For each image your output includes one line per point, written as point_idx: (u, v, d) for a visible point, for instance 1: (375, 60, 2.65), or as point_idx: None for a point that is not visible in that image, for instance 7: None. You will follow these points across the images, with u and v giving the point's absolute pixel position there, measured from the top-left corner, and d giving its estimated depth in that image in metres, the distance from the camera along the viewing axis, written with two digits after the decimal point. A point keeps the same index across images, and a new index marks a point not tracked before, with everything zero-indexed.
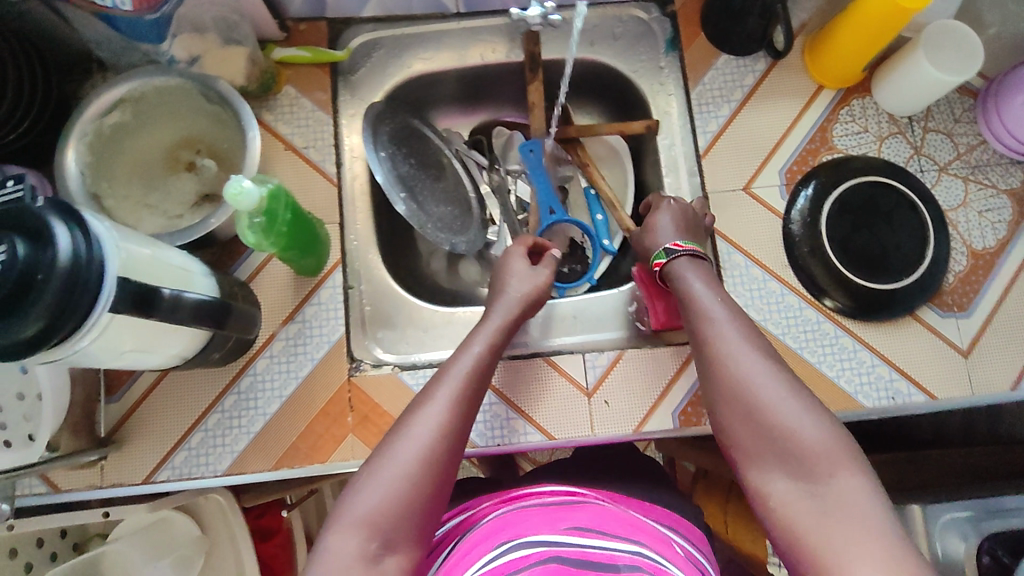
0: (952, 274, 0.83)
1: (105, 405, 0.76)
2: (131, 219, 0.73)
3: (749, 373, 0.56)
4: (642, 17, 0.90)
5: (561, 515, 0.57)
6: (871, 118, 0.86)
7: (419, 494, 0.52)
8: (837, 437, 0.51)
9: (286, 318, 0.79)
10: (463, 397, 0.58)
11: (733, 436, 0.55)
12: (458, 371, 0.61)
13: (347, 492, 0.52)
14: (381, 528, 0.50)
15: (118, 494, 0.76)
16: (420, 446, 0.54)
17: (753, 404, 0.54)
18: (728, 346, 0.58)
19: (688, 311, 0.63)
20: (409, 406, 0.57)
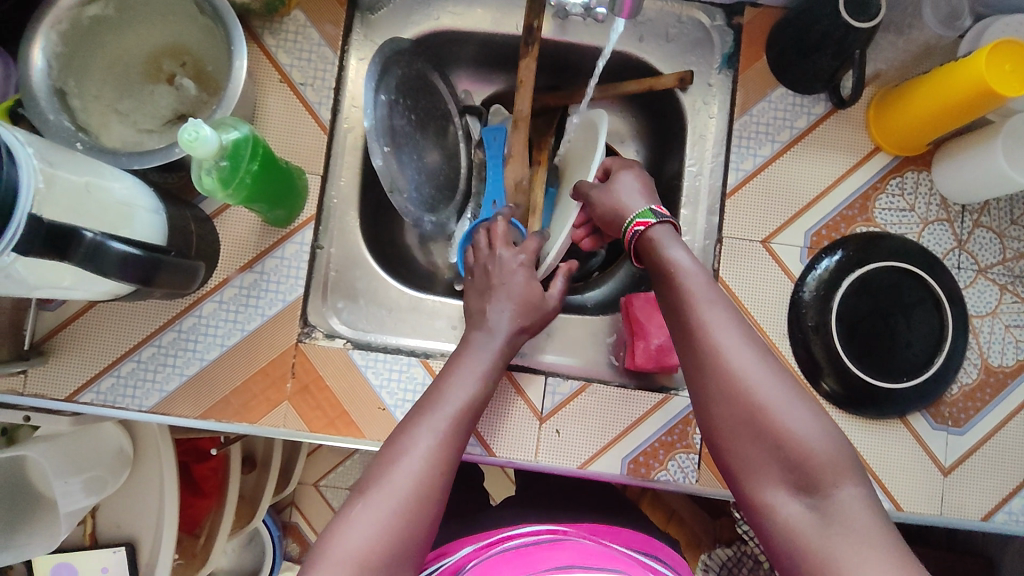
0: (958, 386, 0.76)
1: (37, 313, 0.72)
2: (95, 125, 0.68)
3: (741, 373, 0.53)
4: (704, 21, 0.81)
5: (540, 554, 0.55)
6: (921, 197, 0.78)
7: (413, 529, 0.52)
8: (830, 437, 0.51)
9: (244, 265, 0.74)
10: (454, 425, 0.60)
11: (728, 448, 0.53)
12: (451, 401, 0.61)
13: (334, 531, 0.51)
14: (371, 566, 0.49)
15: (39, 405, 0.73)
16: (411, 479, 0.54)
17: (748, 411, 0.52)
18: (719, 343, 0.55)
19: (672, 292, 0.59)
20: (395, 442, 0.58)
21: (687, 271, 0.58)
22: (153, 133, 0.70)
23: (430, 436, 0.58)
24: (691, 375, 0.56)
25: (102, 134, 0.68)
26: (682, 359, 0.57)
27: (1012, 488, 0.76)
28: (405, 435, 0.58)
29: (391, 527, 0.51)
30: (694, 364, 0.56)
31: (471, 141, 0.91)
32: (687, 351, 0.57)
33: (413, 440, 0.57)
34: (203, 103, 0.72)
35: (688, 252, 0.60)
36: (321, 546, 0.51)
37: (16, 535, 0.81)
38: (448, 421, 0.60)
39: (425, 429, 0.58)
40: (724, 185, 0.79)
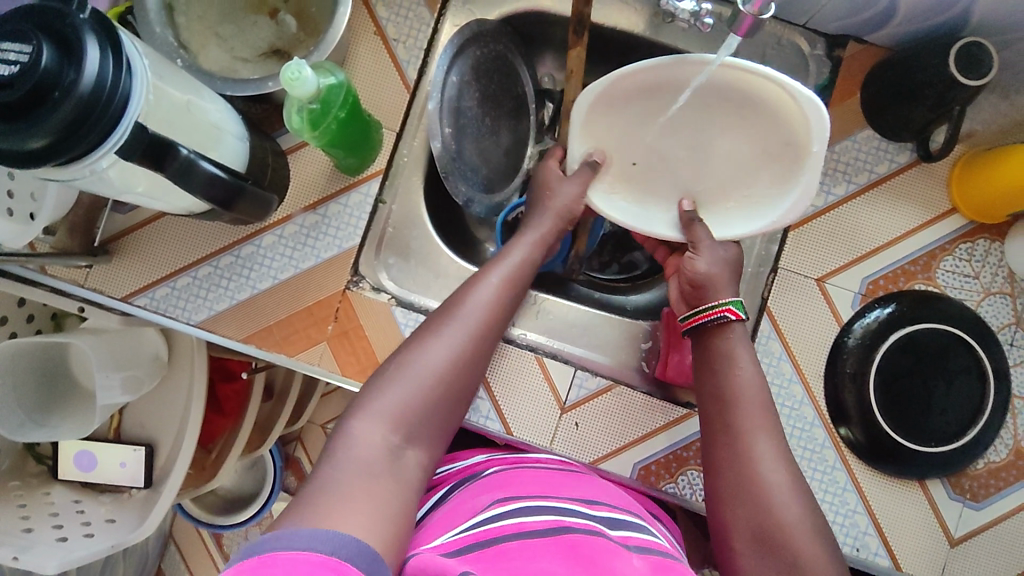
0: (984, 461, 0.75)
1: (110, 213, 0.75)
2: (195, 44, 0.70)
3: (775, 489, 0.56)
4: (804, 49, 0.80)
5: (564, 483, 0.60)
6: (988, 267, 0.76)
7: (450, 395, 0.58)
8: (825, 550, 0.55)
9: (309, 205, 0.76)
10: (498, 311, 0.64)
11: (739, 541, 0.57)
12: (494, 281, 0.65)
13: (376, 384, 0.56)
14: (406, 423, 0.54)
15: (97, 300, 0.76)
16: (455, 350, 0.59)
17: (771, 522, 0.55)
18: (758, 453, 0.58)
19: (726, 396, 0.62)
20: (440, 316, 0.61)
21: (742, 391, 0.61)
22: (248, 62, 0.72)
23: (475, 318, 0.62)
24: (723, 465, 0.60)
25: (200, 55, 0.70)
26: (713, 450, 0.61)
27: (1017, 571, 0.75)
28: (450, 310, 0.62)
29: (423, 390, 0.56)
30: (728, 464, 0.59)
31: (534, 124, 0.92)
32: (727, 454, 0.59)
33: (460, 315, 0.61)
34: (299, 42, 0.73)
35: (755, 371, 0.63)
36: (365, 396, 0.55)
37: (51, 417, 0.85)
38: (490, 308, 0.63)
39: (469, 302, 0.63)
40: None
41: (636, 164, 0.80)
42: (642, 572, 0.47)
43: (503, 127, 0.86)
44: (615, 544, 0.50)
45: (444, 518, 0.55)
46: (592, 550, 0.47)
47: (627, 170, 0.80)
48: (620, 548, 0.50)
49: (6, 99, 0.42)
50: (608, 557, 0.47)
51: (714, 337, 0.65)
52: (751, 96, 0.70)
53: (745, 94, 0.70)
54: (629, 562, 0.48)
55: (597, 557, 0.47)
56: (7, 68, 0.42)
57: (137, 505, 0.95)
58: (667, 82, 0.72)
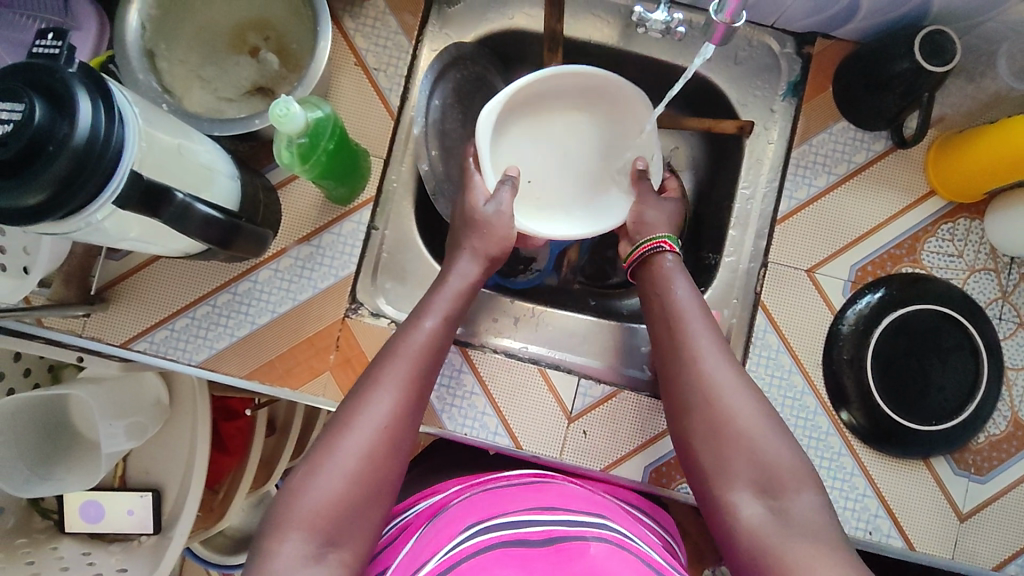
0: (985, 435, 0.77)
1: (104, 261, 0.75)
2: (179, 88, 0.70)
3: (721, 384, 0.59)
4: (773, 47, 0.82)
5: (525, 494, 0.61)
6: (971, 245, 0.78)
7: (372, 484, 0.56)
8: (782, 437, 0.57)
9: (302, 237, 0.76)
10: (413, 385, 0.61)
11: (699, 447, 0.59)
12: (407, 351, 0.63)
13: (293, 489, 0.55)
14: (323, 530, 0.53)
15: (96, 348, 0.76)
16: (367, 442, 0.57)
17: (721, 417, 0.58)
18: (698, 350, 0.61)
19: (669, 311, 0.65)
20: (354, 400, 0.59)
21: (683, 303, 0.65)
22: (232, 102, 0.73)
23: (387, 405, 0.59)
24: (679, 381, 0.61)
25: (185, 98, 0.71)
26: (663, 360, 0.64)
27: None
28: (364, 394, 0.60)
29: (338, 496, 0.54)
30: (676, 369, 0.62)
31: None
32: (674, 361, 0.62)
33: (371, 401, 0.59)
34: (282, 79, 0.74)
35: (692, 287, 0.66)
36: (284, 503, 0.55)
37: (55, 470, 0.84)
38: (402, 388, 0.60)
39: (386, 386, 0.60)
40: (775, 212, 0.80)
41: (530, 181, 0.83)
42: (600, 560, 0.49)
43: None
44: (574, 542, 0.52)
45: (424, 545, 0.56)
46: (551, 562, 0.50)
47: (527, 188, 0.83)
48: (578, 543, 0.52)
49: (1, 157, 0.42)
50: (564, 562, 0.49)
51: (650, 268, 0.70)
52: (574, 91, 0.80)
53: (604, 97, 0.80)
54: (585, 553, 0.50)
55: (558, 565, 0.49)
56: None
57: (148, 552, 0.94)
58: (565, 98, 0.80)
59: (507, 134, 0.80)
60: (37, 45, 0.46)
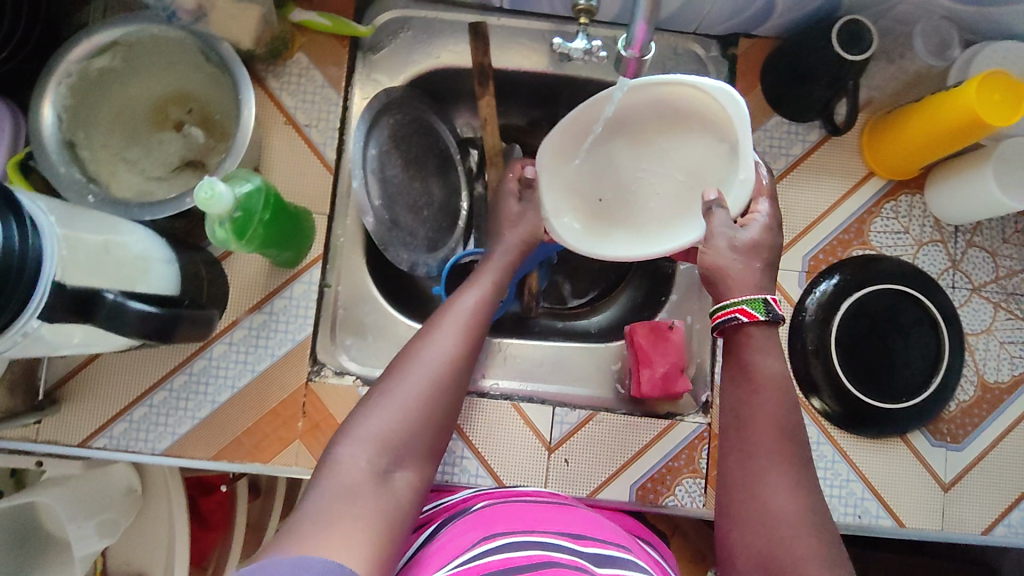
0: (955, 403, 0.78)
1: (49, 361, 0.72)
2: (105, 174, 0.68)
3: (778, 510, 0.51)
4: (699, 53, 0.83)
5: (553, 518, 0.56)
6: (915, 219, 0.80)
7: (432, 414, 0.55)
8: None
9: (253, 306, 0.74)
10: (472, 326, 0.62)
11: (735, 531, 0.54)
12: (467, 305, 0.64)
13: (361, 411, 0.54)
14: (394, 445, 0.52)
15: (53, 452, 0.73)
16: (435, 367, 0.57)
17: (771, 547, 0.50)
18: (765, 458, 0.54)
19: (744, 402, 0.57)
20: (416, 336, 0.60)
21: (761, 399, 0.56)
22: (162, 180, 0.71)
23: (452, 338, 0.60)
24: (737, 485, 0.55)
25: (112, 184, 0.68)
26: (728, 455, 0.57)
27: (1011, 500, 0.77)
28: (427, 331, 0.61)
29: (410, 412, 0.54)
30: (739, 472, 0.55)
31: (466, 173, 0.92)
32: (738, 462, 0.55)
33: (435, 338, 0.59)
34: (210, 150, 0.72)
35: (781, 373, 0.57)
36: (352, 422, 0.53)
37: None
38: (463, 329, 0.61)
39: (447, 325, 0.61)
40: None
41: (603, 199, 0.78)
42: None
43: (430, 184, 0.86)
44: None
45: (434, 554, 0.52)
46: None
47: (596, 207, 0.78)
48: None
49: None
50: None
51: (738, 338, 0.59)
52: (650, 104, 0.72)
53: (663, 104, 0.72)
54: None
55: None
56: None
57: None
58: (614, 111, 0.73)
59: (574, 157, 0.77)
60: None
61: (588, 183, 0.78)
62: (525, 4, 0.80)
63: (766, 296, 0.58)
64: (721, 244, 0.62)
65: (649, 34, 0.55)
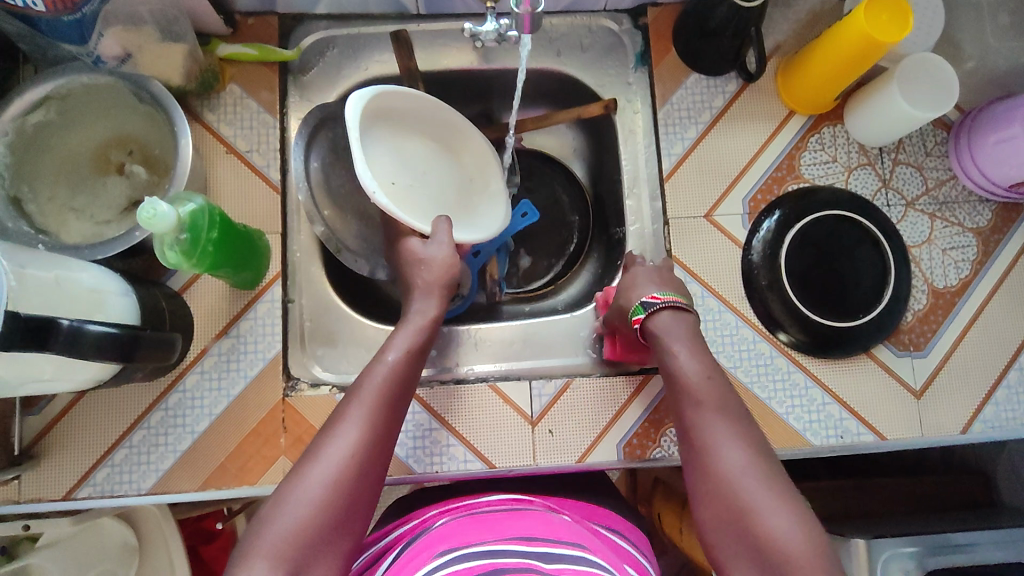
0: (911, 313, 0.81)
1: (23, 418, 0.72)
2: (54, 225, 0.69)
3: (728, 464, 0.55)
4: (613, 28, 0.87)
5: (505, 522, 0.59)
6: (841, 148, 0.83)
7: (341, 510, 0.53)
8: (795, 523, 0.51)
9: (219, 332, 0.75)
10: (382, 406, 0.59)
11: (696, 497, 0.57)
12: (374, 387, 0.60)
13: (262, 521, 0.52)
14: (290, 557, 0.50)
15: (38, 510, 0.72)
16: (338, 463, 0.54)
17: (729, 500, 0.54)
18: (706, 421, 0.58)
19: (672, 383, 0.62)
20: (321, 431, 0.57)
21: (687, 377, 0.61)
22: (111, 222, 0.72)
23: (353, 431, 0.56)
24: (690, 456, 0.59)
25: (61, 233, 0.69)
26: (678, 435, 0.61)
27: (982, 397, 0.80)
28: (334, 422, 0.57)
29: (311, 520, 0.52)
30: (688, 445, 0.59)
31: None
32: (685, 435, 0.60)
33: (337, 431, 0.56)
34: (155, 186, 0.74)
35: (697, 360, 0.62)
36: (251, 535, 0.52)
37: None
38: (372, 414, 0.58)
39: (353, 418, 0.57)
40: (660, 171, 0.84)
41: (396, 184, 0.78)
42: None
43: None
44: None
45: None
46: None
47: (393, 189, 0.78)
48: None
49: None
50: None
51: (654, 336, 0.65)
52: (427, 121, 0.82)
53: (416, 113, 0.80)
54: None
55: None
56: None
57: None
58: (394, 108, 0.77)
59: (384, 151, 0.78)
60: None
61: (389, 166, 0.78)
62: (440, 6, 0.83)
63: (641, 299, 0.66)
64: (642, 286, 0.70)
65: None
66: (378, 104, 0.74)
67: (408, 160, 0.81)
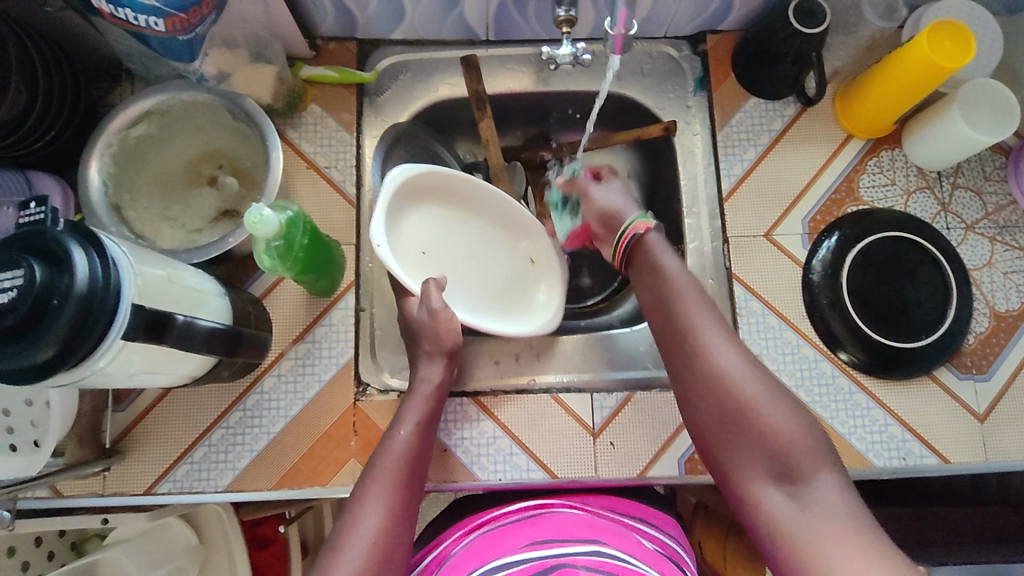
0: (973, 335, 0.81)
1: (112, 414, 0.76)
2: (150, 231, 0.74)
3: (727, 368, 0.60)
4: (673, 54, 0.90)
5: (525, 531, 0.60)
6: (899, 171, 0.85)
7: None
8: (790, 410, 0.58)
9: (296, 337, 0.79)
10: (398, 480, 0.64)
11: (701, 407, 0.61)
12: (389, 464, 0.65)
13: None
14: None
15: (121, 503, 0.76)
16: (370, 535, 0.58)
17: (732, 401, 0.59)
18: (703, 336, 0.62)
19: (666, 299, 0.66)
20: (347, 511, 0.61)
21: (679, 289, 0.66)
22: (202, 231, 0.77)
23: (378, 505, 0.60)
24: (685, 368, 0.63)
25: (157, 238, 0.74)
26: (672, 354, 0.65)
27: None
28: (359, 500, 0.61)
29: None
30: (683, 360, 0.63)
31: None
32: (681, 352, 0.64)
33: (364, 508, 0.60)
34: (243, 198, 0.79)
35: (685, 271, 0.68)
36: None
37: None
38: (393, 489, 0.63)
39: (375, 495, 0.62)
40: (719, 191, 0.86)
41: (426, 254, 0.82)
42: None
43: None
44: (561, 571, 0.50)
45: None
46: None
47: (420, 259, 0.81)
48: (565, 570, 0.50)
49: (9, 324, 0.45)
50: None
51: (643, 251, 0.72)
52: (489, 207, 0.86)
53: (474, 198, 0.85)
54: None
55: None
56: (3, 296, 0.45)
57: None
58: (448, 187, 0.83)
59: (429, 225, 0.83)
60: (23, 216, 0.50)
61: (425, 236, 0.82)
62: (509, 33, 0.88)
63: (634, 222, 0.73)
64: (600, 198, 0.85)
65: (631, 12, 0.62)
66: (427, 178, 0.81)
67: (452, 235, 0.85)
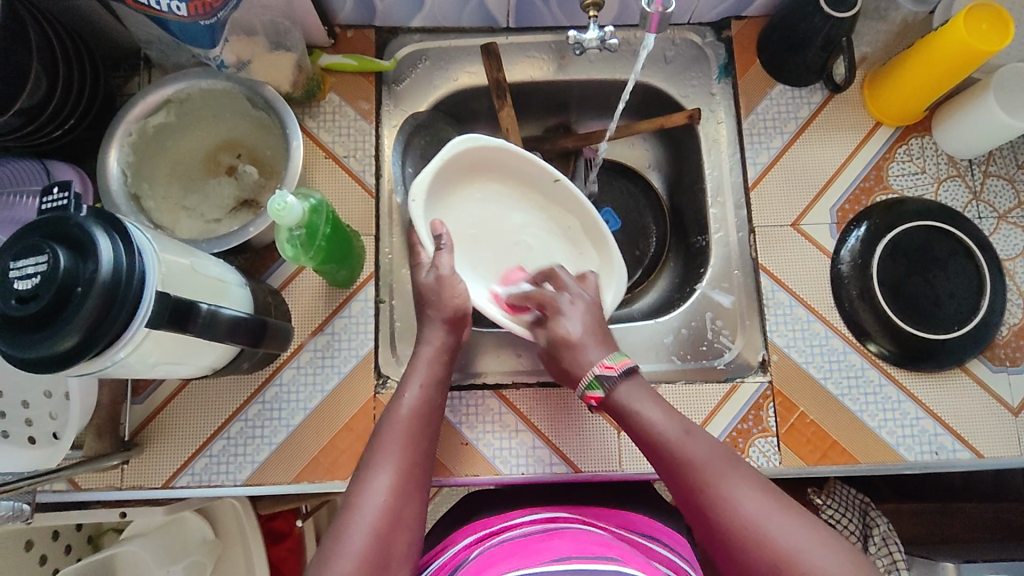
0: (1006, 327, 0.79)
1: (130, 406, 0.75)
2: (169, 221, 0.73)
3: (753, 513, 0.51)
4: (696, 40, 0.88)
5: (541, 543, 0.57)
6: (929, 159, 0.83)
7: (385, 559, 0.54)
8: (835, 544, 0.49)
9: (315, 329, 0.78)
10: (409, 444, 0.61)
11: (731, 565, 0.52)
12: (398, 428, 0.62)
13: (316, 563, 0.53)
14: None
15: (139, 497, 0.75)
16: (377, 504, 0.56)
17: (768, 552, 0.49)
18: (718, 483, 0.54)
19: (663, 453, 0.58)
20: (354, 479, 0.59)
21: (679, 445, 0.57)
22: (221, 221, 0.76)
23: (387, 472, 0.58)
24: (705, 518, 0.54)
25: (175, 228, 0.73)
26: (689, 507, 0.56)
27: None
28: (368, 464, 0.59)
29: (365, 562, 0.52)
30: (702, 513, 0.54)
31: None
32: (697, 505, 0.55)
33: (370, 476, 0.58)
34: (262, 187, 0.77)
35: (667, 416, 0.60)
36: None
37: None
38: (403, 454, 0.60)
39: (385, 463, 0.59)
40: (745, 180, 0.85)
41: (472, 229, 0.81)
42: None
43: None
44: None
45: None
46: None
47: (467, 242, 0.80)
48: None
49: (33, 309, 0.45)
50: None
51: (618, 406, 0.63)
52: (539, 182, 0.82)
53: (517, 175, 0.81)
54: None
55: None
56: (28, 282, 0.45)
57: None
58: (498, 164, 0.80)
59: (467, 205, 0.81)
60: (46, 202, 0.49)
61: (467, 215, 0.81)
62: (530, 20, 0.86)
63: (595, 370, 0.64)
64: (578, 326, 0.68)
65: None
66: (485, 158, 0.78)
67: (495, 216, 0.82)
